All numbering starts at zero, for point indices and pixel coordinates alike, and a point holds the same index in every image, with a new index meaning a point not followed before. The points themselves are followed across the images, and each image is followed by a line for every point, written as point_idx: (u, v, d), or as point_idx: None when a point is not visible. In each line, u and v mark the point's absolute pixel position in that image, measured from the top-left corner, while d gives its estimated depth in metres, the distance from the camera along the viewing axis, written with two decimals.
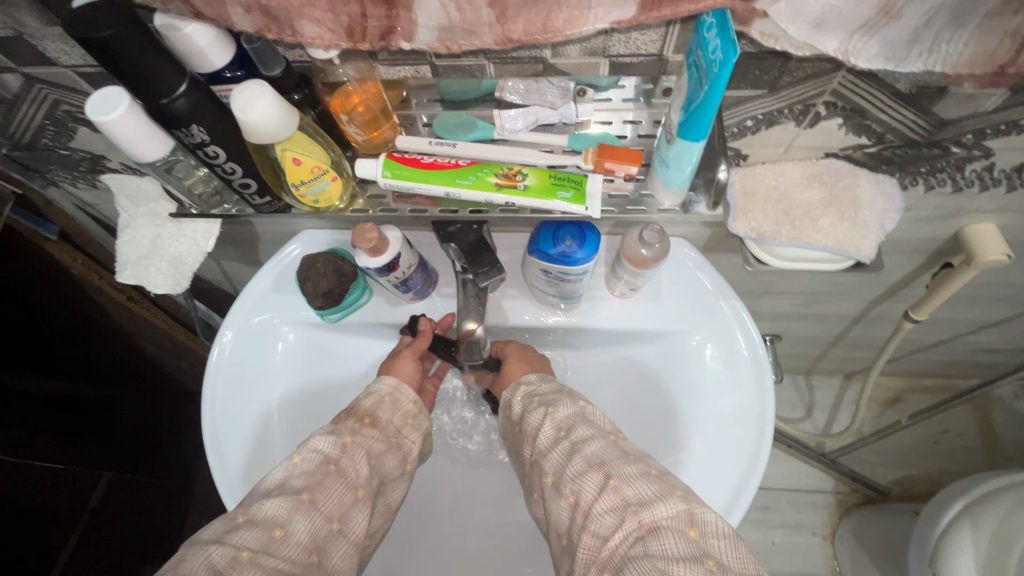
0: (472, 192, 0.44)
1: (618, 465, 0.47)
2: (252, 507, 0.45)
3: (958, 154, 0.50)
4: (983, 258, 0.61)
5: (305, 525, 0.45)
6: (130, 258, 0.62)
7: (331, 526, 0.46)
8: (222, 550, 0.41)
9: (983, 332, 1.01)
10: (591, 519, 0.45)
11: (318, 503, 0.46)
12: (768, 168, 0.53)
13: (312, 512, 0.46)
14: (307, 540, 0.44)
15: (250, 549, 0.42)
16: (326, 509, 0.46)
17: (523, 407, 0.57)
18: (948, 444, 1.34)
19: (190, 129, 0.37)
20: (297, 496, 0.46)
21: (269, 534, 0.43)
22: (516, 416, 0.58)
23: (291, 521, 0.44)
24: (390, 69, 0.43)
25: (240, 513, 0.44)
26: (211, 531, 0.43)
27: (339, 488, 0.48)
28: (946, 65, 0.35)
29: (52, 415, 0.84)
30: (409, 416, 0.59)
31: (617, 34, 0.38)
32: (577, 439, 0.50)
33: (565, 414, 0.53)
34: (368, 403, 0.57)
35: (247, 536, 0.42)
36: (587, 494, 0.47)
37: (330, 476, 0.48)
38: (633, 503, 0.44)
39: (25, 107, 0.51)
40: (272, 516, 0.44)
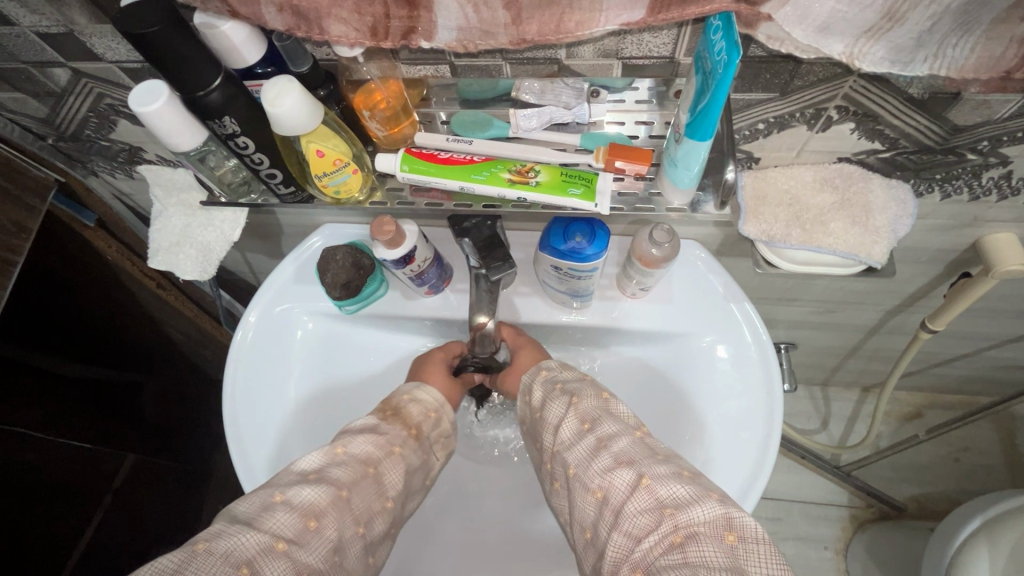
0: (486, 187, 0.45)
1: (648, 463, 0.47)
2: (292, 491, 0.46)
3: (975, 161, 0.50)
4: (1002, 267, 0.60)
5: (334, 524, 0.46)
6: (161, 245, 0.66)
7: (357, 529, 0.48)
8: (257, 536, 0.42)
9: (1006, 347, 0.99)
10: (623, 517, 0.46)
11: (352, 503, 0.48)
12: (780, 172, 0.53)
13: (345, 512, 0.48)
14: (335, 538, 0.46)
15: (285, 540, 0.43)
16: (355, 511, 0.49)
17: (543, 395, 0.58)
18: (968, 462, 1.31)
19: (223, 120, 0.39)
20: (335, 492, 0.48)
21: (303, 524, 0.45)
22: (537, 404, 0.58)
23: (324, 515, 0.46)
24: (411, 68, 0.45)
25: (277, 492, 0.46)
26: (246, 505, 0.45)
27: (371, 493, 0.51)
28: (953, 70, 0.35)
29: (77, 399, 0.90)
30: (442, 436, 0.60)
31: (629, 37, 0.40)
32: (603, 434, 0.51)
33: (588, 405, 0.54)
34: (415, 411, 0.58)
35: (282, 522, 0.44)
36: (618, 490, 0.47)
37: (367, 479, 0.51)
38: (669, 504, 0.44)
39: (71, 100, 0.55)
40: (309, 503, 0.46)
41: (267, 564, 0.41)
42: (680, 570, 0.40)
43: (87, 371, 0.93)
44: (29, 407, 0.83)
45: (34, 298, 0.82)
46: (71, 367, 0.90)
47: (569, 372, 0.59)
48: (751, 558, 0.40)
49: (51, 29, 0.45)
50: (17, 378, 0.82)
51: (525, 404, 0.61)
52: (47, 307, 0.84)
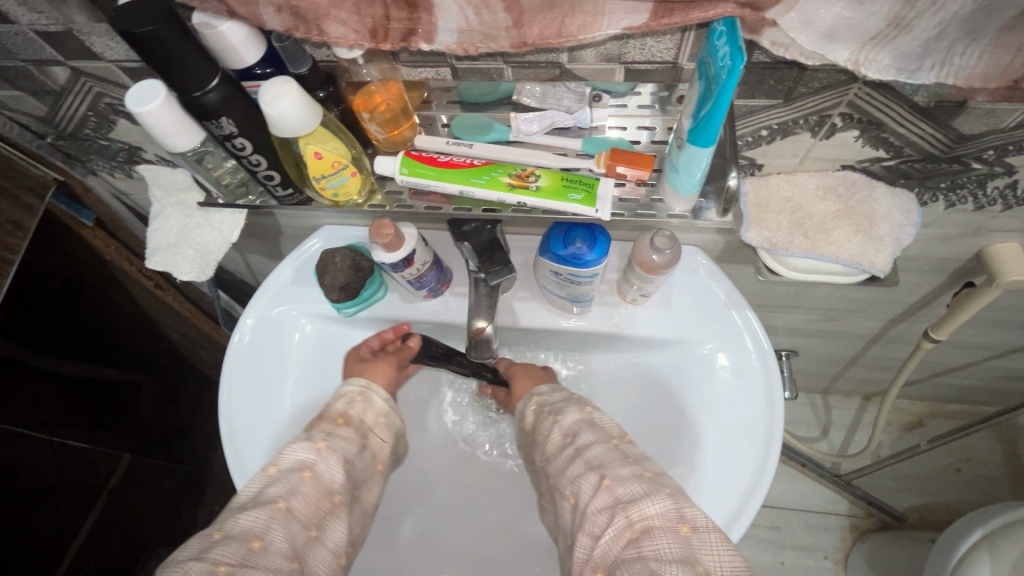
0: (485, 191, 0.45)
1: (614, 466, 0.49)
2: (230, 524, 0.46)
3: (980, 170, 0.50)
4: (1006, 278, 0.60)
5: (281, 535, 0.46)
6: (159, 245, 0.65)
7: (309, 533, 0.48)
8: (199, 566, 0.42)
9: (1011, 357, 0.98)
10: (586, 518, 0.48)
11: (295, 512, 0.48)
12: (783, 179, 0.52)
13: (289, 521, 0.47)
14: (287, 549, 0.46)
15: (227, 564, 0.42)
16: (302, 517, 0.48)
17: (535, 417, 0.59)
18: (970, 473, 1.30)
19: (220, 121, 0.38)
20: (272, 507, 0.47)
21: (247, 546, 0.44)
22: (529, 425, 0.60)
23: (268, 533, 0.46)
24: (411, 70, 0.44)
25: (216, 531, 0.45)
26: (187, 551, 0.43)
27: (315, 494, 0.50)
28: (959, 78, 0.35)
29: (78, 398, 0.90)
30: (381, 416, 0.60)
31: (631, 41, 0.39)
32: (580, 443, 0.52)
33: (570, 421, 0.55)
34: (340, 404, 0.59)
35: (224, 552, 0.43)
36: (584, 492, 0.49)
37: (305, 483, 0.50)
38: (624, 500, 0.46)
39: (70, 99, 0.55)
40: (248, 530, 0.45)
41: None
42: (633, 565, 0.42)
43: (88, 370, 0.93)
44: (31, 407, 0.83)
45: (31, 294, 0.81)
46: (72, 366, 0.90)
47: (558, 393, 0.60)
48: (697, 543, 0.42)
49: (50, 27, 0.45)
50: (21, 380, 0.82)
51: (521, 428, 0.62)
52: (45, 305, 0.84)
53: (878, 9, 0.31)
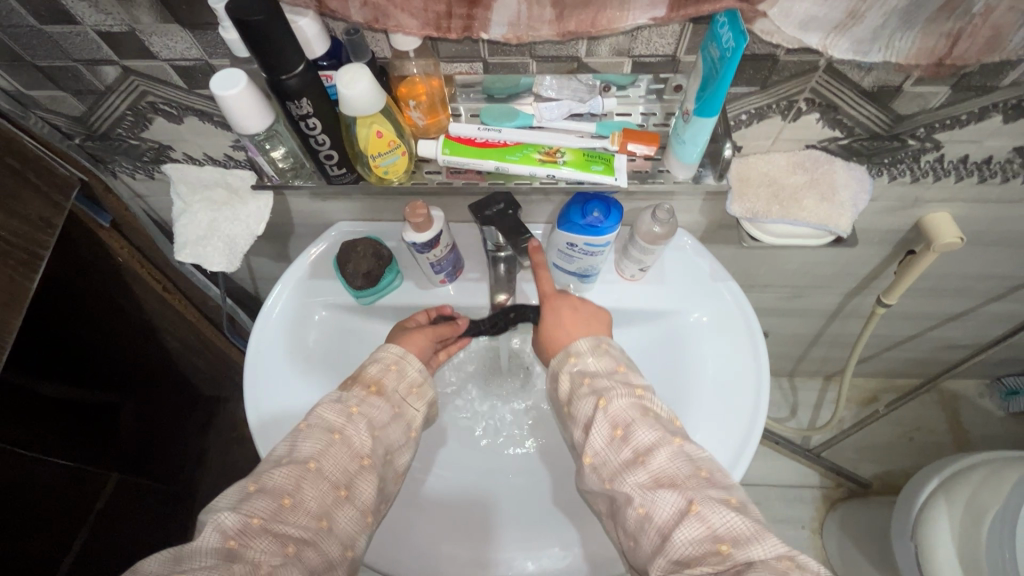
0: (519, 166, 0.51)
1: (697, 489, 0.47)
2: (263, 478, 0.50)
3: (914, 146, 0.61)
4: (940, 241, 0.71)
5: (311, 495, 0.50)
6: (188, 239, 0.68)
7: (337, 493, 0.51)
8: (233, 516, 0.47)
9: (947, 327, 1.12)
10: (670, 544, 0.46)
11: (324, 471, 0.51)
12: (759, 158, 0.61)
13: (319, 479, 0.51)
14: (315, 508, 0.50)
15: (260, 517, 0.48)
16: (331, 478, 0.51)
17: (570, 389, 0.57)
18: (921, 439, 1.44)
19: (300, 101, 0.42)
20: (303, 466, 0.51)
21: (278, 503, 0.49)
22: (563, 395, 0.58)
23: (298, 491, 0.50)
24: (449, 65, 0.52)
25: (251, 483, 0.50)
26: (226, 499, 0.49)
27: (344, 457, 0.53)
28: (900, 57, 0.48)
29: (60, 416, 0.95)
30: (414, 386, 0.60)
31: (640, 36, 0.48)
32: (639, 446, 0.51)
33: (617, 408, 0.53)
34: (375, 369, 0.59)
35: (258, 505, 0.48)
36: (662, 513, 0.47)
37: (335, 445, 0.53)
38: (724, 538, 0.45)
39: (112, 98, 0.58)
40: (279, 485, 0.50)
41: (252, 541, 0.46)
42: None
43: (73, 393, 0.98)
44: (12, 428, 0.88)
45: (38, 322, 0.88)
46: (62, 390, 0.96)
47: (598, 362, 0.58)
48: (716, 516, 0.45)
49: (114, 28, 0.49)
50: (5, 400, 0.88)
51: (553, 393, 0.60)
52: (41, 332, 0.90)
53: (837, 5, 0.43)
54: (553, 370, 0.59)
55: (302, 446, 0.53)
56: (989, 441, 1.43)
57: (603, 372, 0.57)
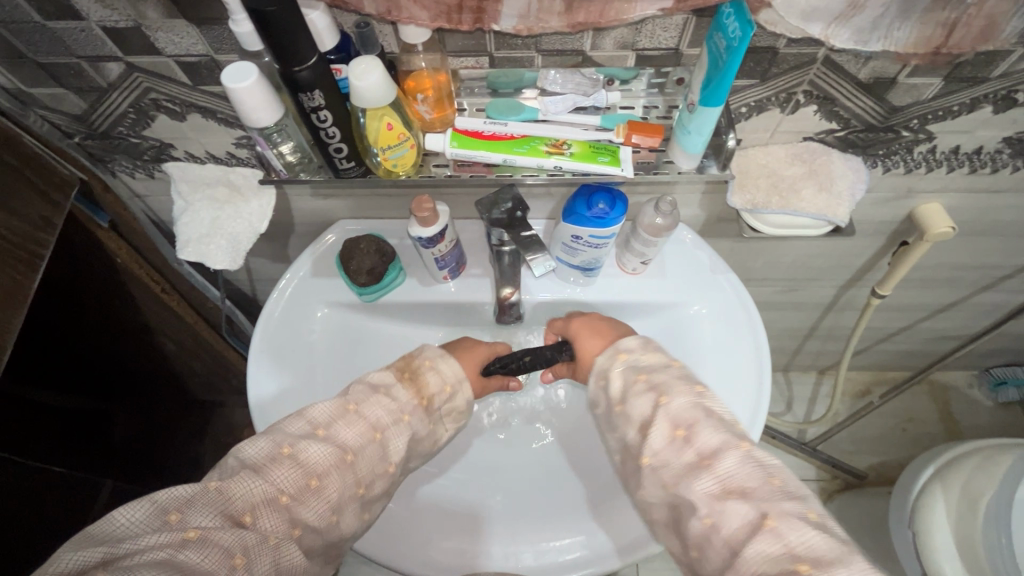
0: (526, 158, 0.52)
1: (772, 503, 0.45)
2: (299, 445, 0.49)
3: (908, 137, 0.62)
4: (933, 231, 0.73)
5: (334, 486, 0.49)
6: (190, 238, 0.68)
7: (357, 491, 0.51)
8: (263, 486, 0.46)
9: (938, 318, 1.15)
10: (741, 560, 0.44)
11: (356, 466, 0.51)
12: (758, 150, 0.63)
13: (346, 471, 0.50)
14: (333, 498, 0.49)
15: (287, 493, 0.47)
16: (358, 474, 0.51)
17: (623, 386, 0.56)
18: (914, 430, 1.47)
19: (312, 93, 0.42)
20: (341, 455, 0.50)
21: (306, 483, 0.48)
22: (615, 392, 0.57)
23: (326, 476, 0.49)
24: (455, 59, 0.52)
25: (286, 445, 0.49)
26: (258, 451, 0.49)
27: (375, 458, 0.52)
28: (898, 46, 0.49)
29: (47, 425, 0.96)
30: (447, 388, 0.59)
31: (644, 29, 0.49)
32: (704, 450, 0.49)
33: (678, 407, 0.52)
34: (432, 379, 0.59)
35: (285, 479, 0.47)
36: (732, 526, 0.45)
37: (372, 444, 0.52)
38: (803, 557, 0.42)
39: (114, 95, 0.58)
40: (313, 463, 0.49)
41: (266, 515, 0.46)
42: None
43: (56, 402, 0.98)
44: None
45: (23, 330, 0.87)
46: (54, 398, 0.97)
47: (652, 359, 0.57)
48: (794, 533, 0.43)
49: (120, 23, 0.49)
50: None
51: (600, 388, 0.59)
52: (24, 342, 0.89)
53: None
54: (602, 364, 0.59)
55: (342, 431, 0.51)
56: (980, 430, 1.46)
57: (660, 367, 0.56)
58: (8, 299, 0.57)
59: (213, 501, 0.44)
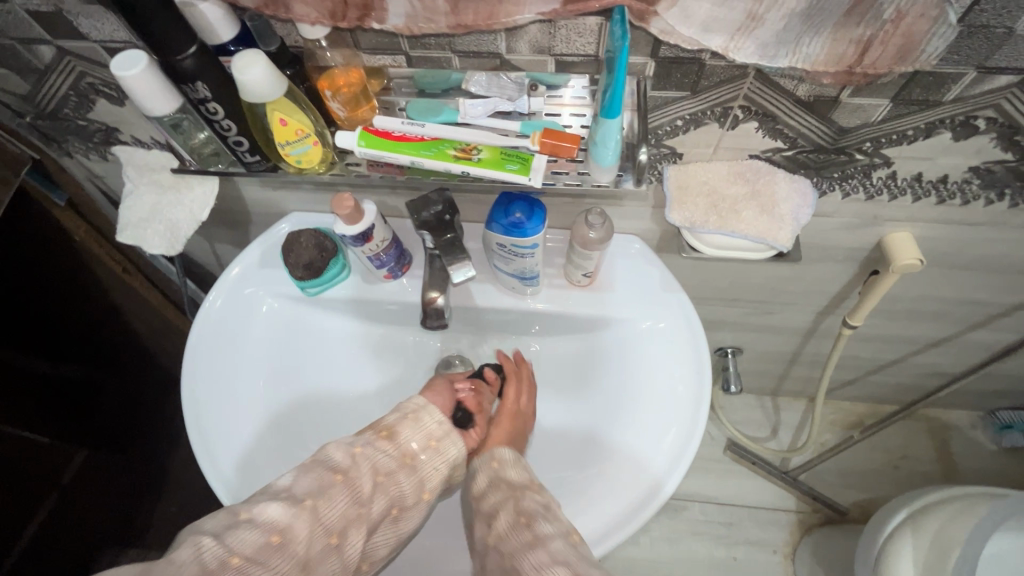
0: (433, 162, 0.51)
1: None
2: (257, 507, 0.45)
3: (862, 161, 0.58)
4: (899, 262, 0.68)
5: (301, 539, 0.45)
6: (130, 221, 0.69)
7: (329, 541, 0.46)
8: (214, 548, 0.42)
9: (930, 353, 1.08)
10: None
11: (320, 512, 0.46)
12: (700, 165, 0.60)
13: (313, 520, 0.46)
14: (300, 555, 0.44)
15: (241, 555, 0.42)
16: (325, 522, 0.46)
17: (485, 486, 0.55)
18: (907, 469, 1.39)
19: (195, 85, 0.44)
20: (299, 503, 0.46)
21: (266, 540, 0.43)
22: (476, 489, 0.56)
23: (289, 530, 0.44)
24: (371, 57, 0.51)
25: (242, 509, 0.45)
26: (212, 521, 0.44)
27: (344, 501, 0.48)
28: (806, 63, 0.46)
29: (40, 394, 0.94)
30: (432, 439, 0.55)
31: (558, 33, 0.47)
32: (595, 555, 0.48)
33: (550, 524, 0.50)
34: (390, 416, 0.55)
35: (243, 538, 0.43)
36: None
37: (336, 486, 0.48)
38: None
39: (54, 77, 0.59)
40: (272, 520, 0.44)
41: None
42: None
43: (51, 369, 0.95)
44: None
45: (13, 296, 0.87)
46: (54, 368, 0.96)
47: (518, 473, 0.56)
48: None
49: (42, 7, 0.50)
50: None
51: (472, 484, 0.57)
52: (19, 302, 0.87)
53: (736, 6, 0.42)
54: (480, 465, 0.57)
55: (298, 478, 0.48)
56: (978, 475, 1.37)
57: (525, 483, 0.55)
58: None
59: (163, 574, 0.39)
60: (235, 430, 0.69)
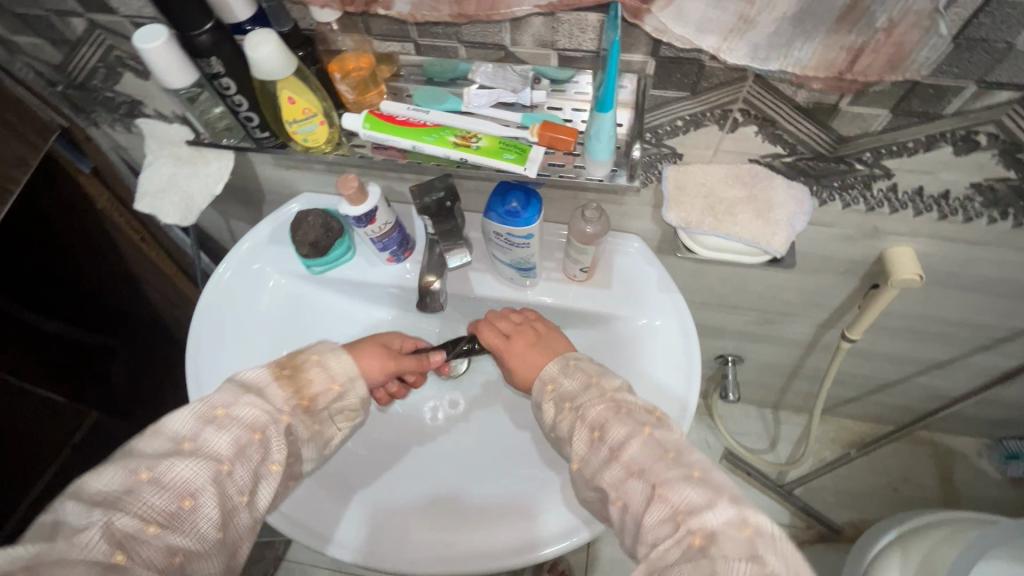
0: (434, 147, 0.53)
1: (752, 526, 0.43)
2: (162, 467, 0.45)
3: (862, 171, 0.58)
4: (898, 276, 0.68)
5: (214, 502, 0.46)
6: (148, 191, 0.72)
7: (240, 499, 0.48)
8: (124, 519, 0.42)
9: (934, 375, 1.06)
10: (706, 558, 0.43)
11: (235, 475, 0.47)
12: (699, 166, 0.60)
13: (224, 483, 0.47)
14: (215, 515, 0.46)
15: (155, 524, 0.43)
16: (239, 481, 0.48)
17: (552, 415, 0.55)
18: (906, 492, 1.36)
19: (209, 60, 0.47)
20: (215, 466, 0.47)
21: (177, 504, 0.44)
22: (548, 423, 0.56)
23: (201, 492, 0.45)
24: (382, 43, 0.53)
25: (144, 469, 0.45)
26: (112, 484, 0.44)
27: (257, 459, 0.49)
28: (799, 67, 0.47)
29: (47, 351, 0.99)
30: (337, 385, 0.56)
31: (561, 28, 0.48)
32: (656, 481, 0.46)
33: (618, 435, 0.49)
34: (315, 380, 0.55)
35: (153, 503, 0.43)
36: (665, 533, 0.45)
37: (252, 446, 0.49)
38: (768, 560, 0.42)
39: (84, 49, 0.62)
40: (183, 482, 0.45)
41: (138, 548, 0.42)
42: None
43: (57, 329, 1.01)
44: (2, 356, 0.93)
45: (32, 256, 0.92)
46: (61, 326, 1.02)
47: (574, 381, 0.56)
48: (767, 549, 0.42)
49: None
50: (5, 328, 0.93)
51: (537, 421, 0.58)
52: (21, 260, 0.91)
53: (728, 8, 0.43)
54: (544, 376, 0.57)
55: (212, 440, 0.48)
56: (980, 504, 1.34)
57: (578, 388, 0.55)
58: None
59: (64, 551, 0.39)
60: None
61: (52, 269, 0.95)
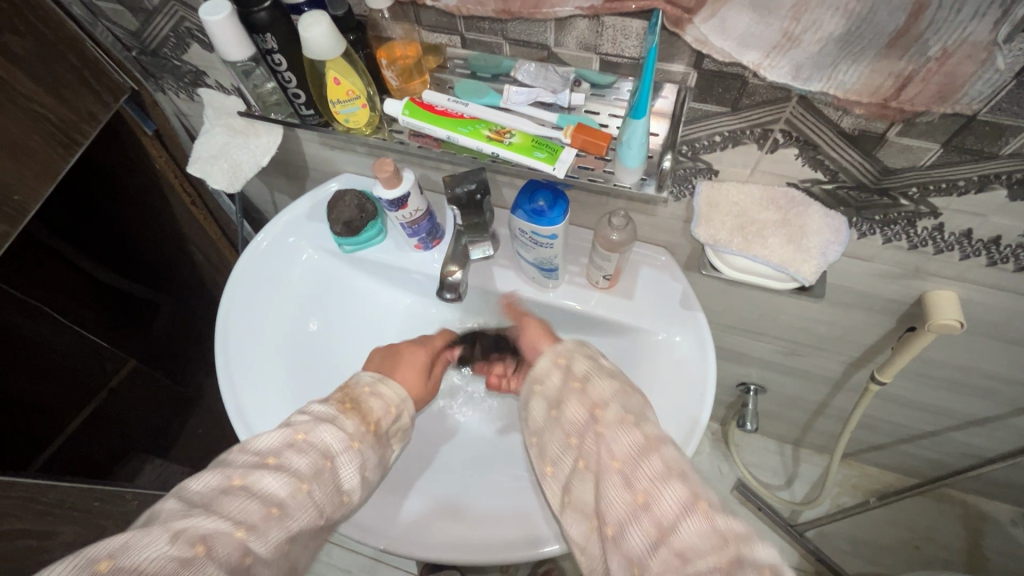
0: (467, 139, 0.55)
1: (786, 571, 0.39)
2: (253, 476, 0.47)
3: (907, 207, 0.56)
4: (937, 320, 0.64)
5: (296, 516, 0.47)
6: (201, 157, 0.76)
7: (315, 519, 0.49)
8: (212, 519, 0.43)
9: (971, 432, 1.00)
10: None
11: (313, 494, 0.48)
12: (734, 185, 0.59)
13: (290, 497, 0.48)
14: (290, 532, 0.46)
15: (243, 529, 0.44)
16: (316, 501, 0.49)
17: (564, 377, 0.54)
18: (929, 552, 1.29)
19: (264, 36, 0.50)
20: (297, 484, 0.48)
21: (265, 511, 0.45)
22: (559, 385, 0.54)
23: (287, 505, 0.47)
24: (430, 34, 0.54)
25: (237, 476, 0.47)
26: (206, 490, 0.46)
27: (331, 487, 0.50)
28: (843, 90, 0.46)
29: (96, 296, 1.05)
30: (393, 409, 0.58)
31: (605, 32, 0.48)
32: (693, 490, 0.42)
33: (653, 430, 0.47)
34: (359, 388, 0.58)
35: (238, 505, 0.45)
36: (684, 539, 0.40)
37: (326, 471, 0.50)
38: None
39: (159, 19, 0.66)
40: (270, 493, 0.46)
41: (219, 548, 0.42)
42: None
43: (109, 279, 1.07)
44: (60, 295, 0.99)
45: (97, 208, 0.99)
46: (113, 277, 1.08)
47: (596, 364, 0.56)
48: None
49: None
50: (65, 270, 1.00)
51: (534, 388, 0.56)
52: (85, 209, 0.98)
53: (772, 23, 0.42)
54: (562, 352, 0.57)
55: (294, 460, 0.49)
56: None
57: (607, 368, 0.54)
58: (40, 172, 0.69)
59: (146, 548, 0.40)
60: (255, 358, 0.74)
61: (110, 221, 1.02)
